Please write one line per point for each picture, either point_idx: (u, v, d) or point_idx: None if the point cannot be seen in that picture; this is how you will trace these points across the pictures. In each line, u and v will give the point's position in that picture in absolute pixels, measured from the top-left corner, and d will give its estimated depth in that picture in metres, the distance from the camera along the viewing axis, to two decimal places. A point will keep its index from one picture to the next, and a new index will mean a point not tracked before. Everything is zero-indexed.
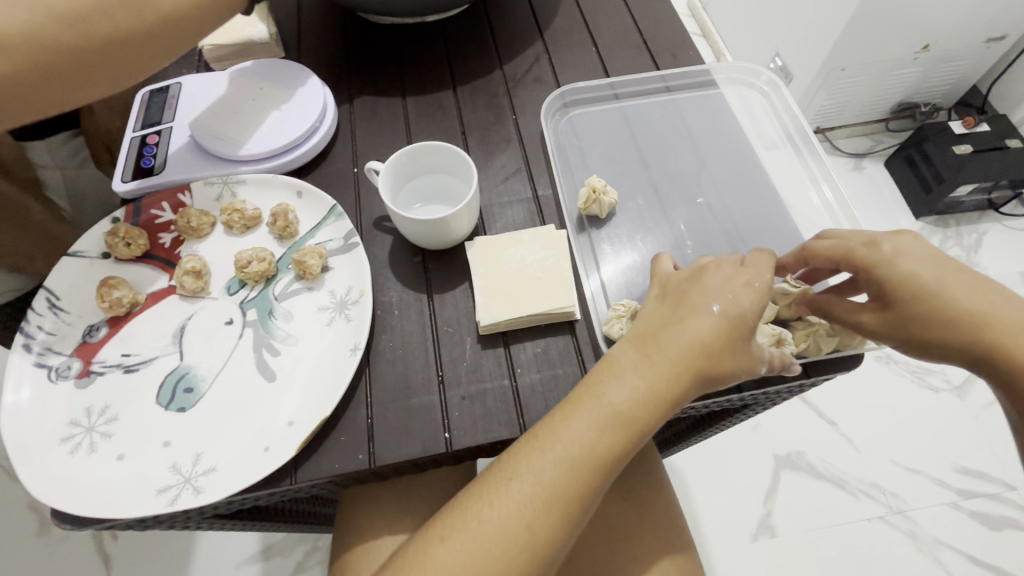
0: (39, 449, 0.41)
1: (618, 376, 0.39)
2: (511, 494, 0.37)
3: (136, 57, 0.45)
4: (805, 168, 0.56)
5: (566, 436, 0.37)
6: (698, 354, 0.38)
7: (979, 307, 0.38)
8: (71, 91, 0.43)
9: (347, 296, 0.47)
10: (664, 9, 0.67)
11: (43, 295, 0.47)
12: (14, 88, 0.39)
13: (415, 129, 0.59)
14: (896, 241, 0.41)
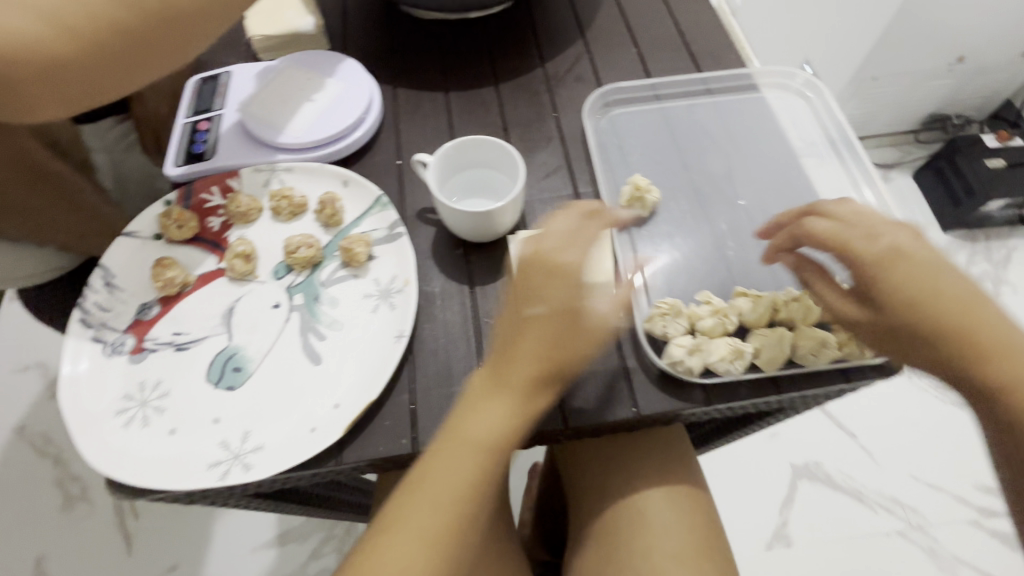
0: (96, 420, 0.42)
1: (481, 398, 0.38)
2: (463, 458, 0.37)
3: (195, 39, 0.44)
4: (846, 171, 0.56)
5: (460, 458, 0.37)
6: (543, 363, 0.37)
7: (975, 311, 0.38)
8: (137, 74, 0.42)
9: (391, 285, 0.48)
10: (706, 12, 0.67)
11: (99, 272, 0.48)
12: (88, 77, 0.38)
13: (457, 123, 0.60)
14: (896, 237, 0.40)
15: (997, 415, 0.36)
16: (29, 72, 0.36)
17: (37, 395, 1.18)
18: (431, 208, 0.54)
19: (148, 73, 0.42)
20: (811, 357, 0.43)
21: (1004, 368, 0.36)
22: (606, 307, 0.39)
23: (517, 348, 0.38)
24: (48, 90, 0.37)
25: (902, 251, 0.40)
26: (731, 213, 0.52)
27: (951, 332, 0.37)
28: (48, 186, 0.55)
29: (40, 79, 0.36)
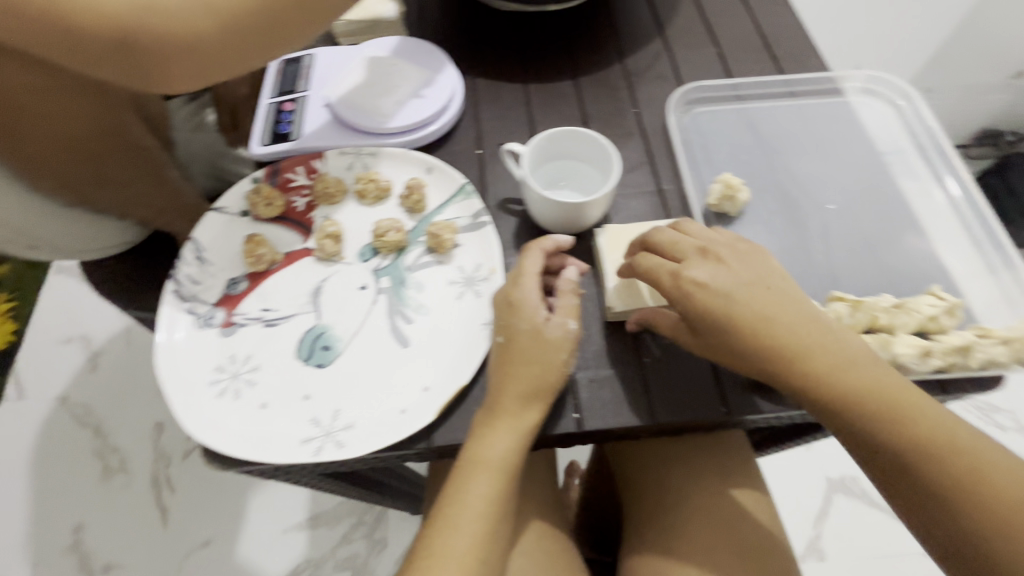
0: (191, 389, 0.43)
1: (495, 401, 0.41)
2: (483, 478, 0.40)
3: (312, 26, 0.45)
4: (928, 168, 0.56)
5: (490, 455, 0.40)
6: (526, 368, 0.41)
7: (772, 334, 0.40)
8: (257, 53, 0.44)
9: (476, 273, 0.49)
10: (788, 14, 0.66)
11: (190, 245, 0.49)
12: (213, 50, 0.41)
13: (537, 115, 0.60)
14: (698, 268, 0.42)
15: (858, 432, 0.39)
16: (155, 48, 0.39)
17: (78, 366, 1.16)
18: (513, 198, 0.54)
19: (261, 57, 0.44)
20: (913, 366, 0.41)
21: (836, 389, 0.39)
22: (559, 338, 0.42)
23: (507, 383, 0.41)
24: (171, 66, 0.40)
25: (704, 284, 0.41)
26: (821, 215, 0.53)
27: (781, 357, 0.39)
28: (138, 158, 0.57)
29: (164, 56, 0.39)
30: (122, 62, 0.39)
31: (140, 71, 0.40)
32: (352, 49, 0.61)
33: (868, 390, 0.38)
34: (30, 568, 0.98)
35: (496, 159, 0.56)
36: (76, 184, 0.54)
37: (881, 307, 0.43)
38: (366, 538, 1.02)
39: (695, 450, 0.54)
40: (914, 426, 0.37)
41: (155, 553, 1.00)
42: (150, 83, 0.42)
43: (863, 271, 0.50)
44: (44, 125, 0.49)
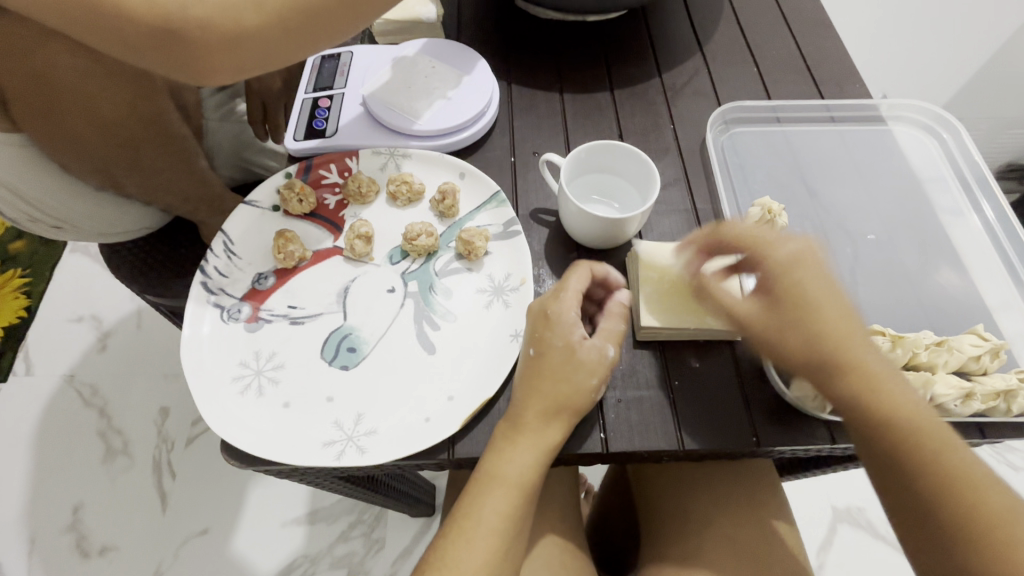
0: (215, 384, 0.43)
1: (522, 416, 0.40)
2: (498, 495, 0.39)
3: (359, 19, 0.44)
4: (957, 196, 0.55)
5: (509, 469, 0.39)
6: (555, 386, 0.40)
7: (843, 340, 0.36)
8: (303, 46, 0.43)
9: (505, 283, 0.48)
10: (831, 37, 0.65)
11: (220, 238, 0.49)
12: (260, 44, 0.41)
13: (572, 125, 0.59)
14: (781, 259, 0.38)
15: (899, 454, 0.35)
16: (197, 42, 0.39)
17: (88, 346, 1.16)
18: (545, 208, 0.53)
19: (300, 54, 0.44)
20: (953, 407, 0.40)
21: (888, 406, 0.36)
22: (591, 356, 0.41)
23: (533, 395, 0.40)
24: (211, 60, 0.40)
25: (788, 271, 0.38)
26: (860, 244, 0.52)
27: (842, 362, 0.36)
28: (171, 146, 0.57)
29: (206, 50, 0.39)
30: (165, 54, 0.39)
31: (182, 64, 0.40)
32: (389, 48, 0.61)
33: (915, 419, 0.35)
34: (27, 546, 0.98)
35: (529, 168, 0.56)
36: (107, 166, 0.56)
37: (923, 344, 0.42)
38: (364, 536, 1.01)
39: (721, 478, 0.54)
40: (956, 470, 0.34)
41: (153, 539, 0.99)
42: (191, 76, 0.42)
43: (900, 303, 0.49)
44: (82, 108, 0.50)
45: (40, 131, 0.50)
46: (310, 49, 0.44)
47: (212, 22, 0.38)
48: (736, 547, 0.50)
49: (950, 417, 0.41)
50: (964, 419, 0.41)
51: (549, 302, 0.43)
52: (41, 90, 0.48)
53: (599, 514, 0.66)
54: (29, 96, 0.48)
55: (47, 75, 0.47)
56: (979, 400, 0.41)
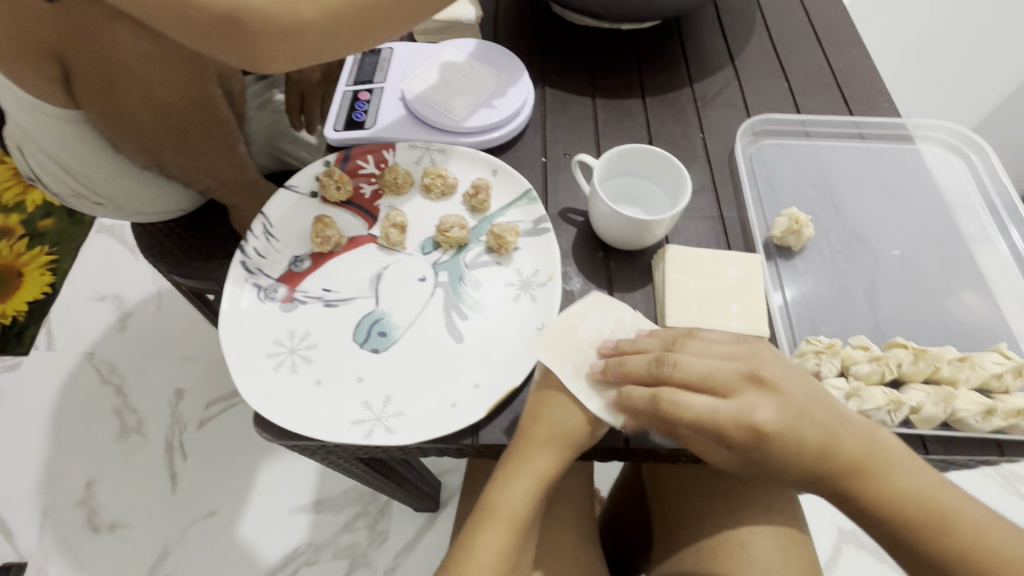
0: (251, 358, 0.44)
1: (523, 454, 0.41)
2: (500, 527, 0.41)
3: (408, 20, 0.47)
4: (983, 220, 0.56)
5: (508, 501, 0.41)
6: (552, 429, 0.41)
7: (840, 452, 0.37)
8: (353, 41, 0.46)
9: (534, 278, 0.49)
10: (862, 56, 0.66)
11: (260, 220, 0.51)
12: (315, 36, 0.43)
13: (604, 130, 0.60)
14: (714, 361, 0.39)
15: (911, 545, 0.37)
16: (257, 30, 0.40)
17: (109, 325, 1.19)
18: (574, 208, 0.54)
19: (347, 49, 0.46)
20: (973, 423, 0.41)
21: (897, 500, 0.36)
22: (582, 409, 0.41)
23: (532, 426, 0.41)
24: (267, 49, 0.42)
25: (748, 380, 0.38)
26: (885, 260, 0.52)
27: (844, 472, 0.37)
28: (215, 131, 0.60)
29: (264, 39, 0.41)
30: (224, 41, 0.41)
31: (240, 52, 0.42)
32: (428, 47, 0.63)
33: (926, 502, 0.36)
34: (40, 517, 1.00)
35: (560, 169, 0.57)
36: (155, 147, 0.58)
37: (946, 358, 0.43)
38: (368, 528, 1.02)
39: (740, 485, 0.54)
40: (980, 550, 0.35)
41: (162, 518, 1.01)
42: (245, 63, 0.43)
43: (921, 320, 0.49)
44: (139, 89, 0.52)
45: (98, 109, 0.54)
46: (357, 46, 0.46)
47: (273, 14, 0.40)
48: (755, 556, 0.50)
49: (969, 432, 0.41)
50: (982, 436, 0.42)
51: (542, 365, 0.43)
52: (104, 68, 0.50)
53: (613, 512, 0.67)
54: (90, 75, 0.51)
55: (110, 57, 0.50)
56: (1001, 417, 0.41)
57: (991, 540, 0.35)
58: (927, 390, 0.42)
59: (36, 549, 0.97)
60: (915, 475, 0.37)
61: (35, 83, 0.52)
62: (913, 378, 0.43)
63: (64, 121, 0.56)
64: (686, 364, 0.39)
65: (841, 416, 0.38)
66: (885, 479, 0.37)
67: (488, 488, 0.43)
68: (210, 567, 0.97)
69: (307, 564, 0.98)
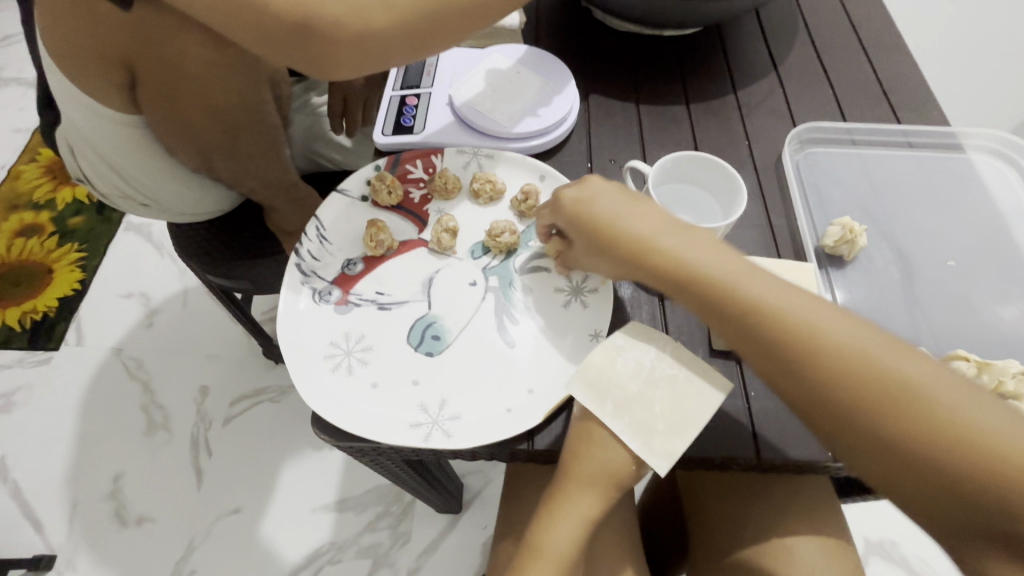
0: (308, 361, 0.45)
1: (569, 495, 0.42)
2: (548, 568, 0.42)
3: (470, 29, 0.47)
4: None
5: (555, 541, 0.42)
6: (598, 473, 0.40)
7: (773, 326, 0.37)
8: (418, 51, 0.46)
9: (584, 284, 0.49)
10: (908, 64, 0.65)
11: (314, 223, 0.51)
12: (382, 44, 0.43)
13: (649, 136, 0.60)
14: (677, 238, 0.42)
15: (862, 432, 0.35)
16: (325, 38, 0.41)
17: (139, 321, 1.20)
18: None
19: (407, 57, 0.46)
20: None
21: (843, 375, 0.35)
22: (626, 451, 0.40)
23: (574, 463, 0.41)
24: (334, 56, 0.43)
25: (689, 254, 0.41)
26: (938, 270, 0.52)
27: (773, 338, 0.37)
28: (264, 135, 0.61)
29: (332, 46, 0.42)
30: (292, 47, 0.42)
31: (310, 60, 0.43)
32: (474, 52, 0.63)
33: (868, 383, 0.35)
34: (70, 509, 1.02)
35: (607, 175, 0.57)
36: (207, 151, 0.60)
37: (1010, 373, 0.43)
38: (391, 528, 1.02)
39: (788, 493, 0.55)
40: (927, 429, 0.33)
41: (187, 513, 1.02)
42: (308, 69, 0.44)
43: (975, 332, 0.49)
44: (199, 94, 0.54)
45: (157, 113, 0.55)
46: (418, 54, 0.47)
47: (342, 22, 0.40)
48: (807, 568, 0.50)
49: None
50: None
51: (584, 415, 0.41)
52: (167, 73, 0.51)
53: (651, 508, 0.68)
54: (153, 80, 0.52)
55: (175, 63, 0.51)
56: None
57: (943, 421, 0.33)
58: None
59: (65, 542, 0.99)
60: (863, 358, 0.35)
61: (97, 86, 0.53)
62: None
63: (118, 125, 0.57)
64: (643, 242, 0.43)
65: (781, 287, 0.39)
66: (826, 359, 0.36)
67: (535, 523, 0.44)
68: (236, 563, 0.98)
69: (330, 563, 0.99)
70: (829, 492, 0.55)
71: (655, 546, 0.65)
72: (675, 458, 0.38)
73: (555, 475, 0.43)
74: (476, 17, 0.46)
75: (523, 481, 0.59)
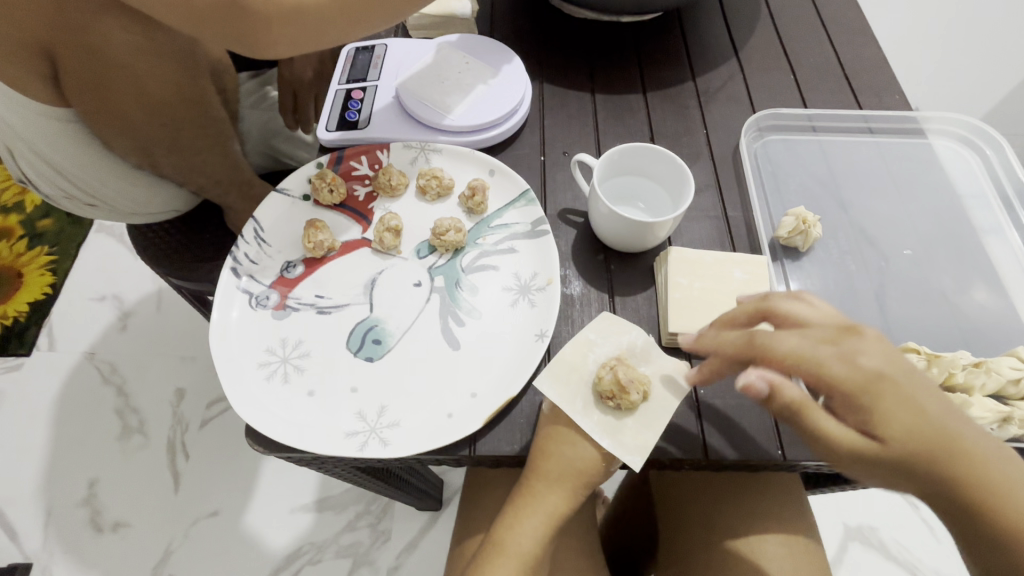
0: (242, 370, 0.43)
1: (539, 493, 0.41)
2: (508, 565, 0.41)
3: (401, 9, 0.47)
4: (999, 216, 0.54)
5: (520, 536, 0.41)
6: (566, 468, 0.40)
7: (965, 446, 0.32)
8: (351, 29, 0.46)
9: (532, 282, 0.48)
10: (871, 47, 0.64)
11: (251, 225, 0.50)
12: (314, 21, 0.43)
13: (604, 126, 0.58)
14: (858, 348, 0.33)
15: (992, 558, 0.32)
16: (258, 16, 0.41)
17: (109, 324, 1.18)
18: (574, 209, 0.53)
19: (348, 33, 0.46)
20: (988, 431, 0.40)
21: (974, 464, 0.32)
22: (595, 445, 0.40)
23: (541, 459, 0.40)
24: (274, 30, 0.42)
25: (858, 361, 0.33)
26: (896, 259, 0.51)
27: (935, 453, 0.32)
28: (209, 127, 0.59)
29: (266, 24, 0.42)
30: (226, 29, 0.42)
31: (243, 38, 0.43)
32: (423, 42, 0.61)
33: None
34: (43, 517, 1.00)
35: (559, 168, 0.55)
36: (148, 145, 0.57)
37: (961, 363, 0.42)
38: (370, 526, 1.01)
39: (745, 489, 0.54)
40: None
41: (164, 517, 1.00)
42: (248, 47, 0.44)
43: (934, 320, 0.48)
44: (133, 84, 0.52)
45: (88, 106, 0.53)
46: (360, 28, 0.46)
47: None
48: (762, 561, 0.51)
49: None
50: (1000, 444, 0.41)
51: (553, 415, 0.41)
52: (91, 61, 0.49)
53: (619, 508, 0.68)
54: (78, 70, 0.50)
55: (100, 52, 0.49)
56: (1019, 425, 0.40)
57: None
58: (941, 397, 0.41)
59: (40, 549, 0.97)
60: None
61: (22, 80, 0.51)
62: None
63: (51, 119, 0.55)
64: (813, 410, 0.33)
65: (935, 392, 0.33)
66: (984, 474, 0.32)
67: (499, 521, 0.43)
68: (213, 565, 0.97)
69: (309, 564, 0.97)
70: (789, 486, 0.54)
71: (624, 544, 0.65)
72: (647, 451, 0.38)
73: (522, 471, 0.41)
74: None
75: (482, 482, 0.58)
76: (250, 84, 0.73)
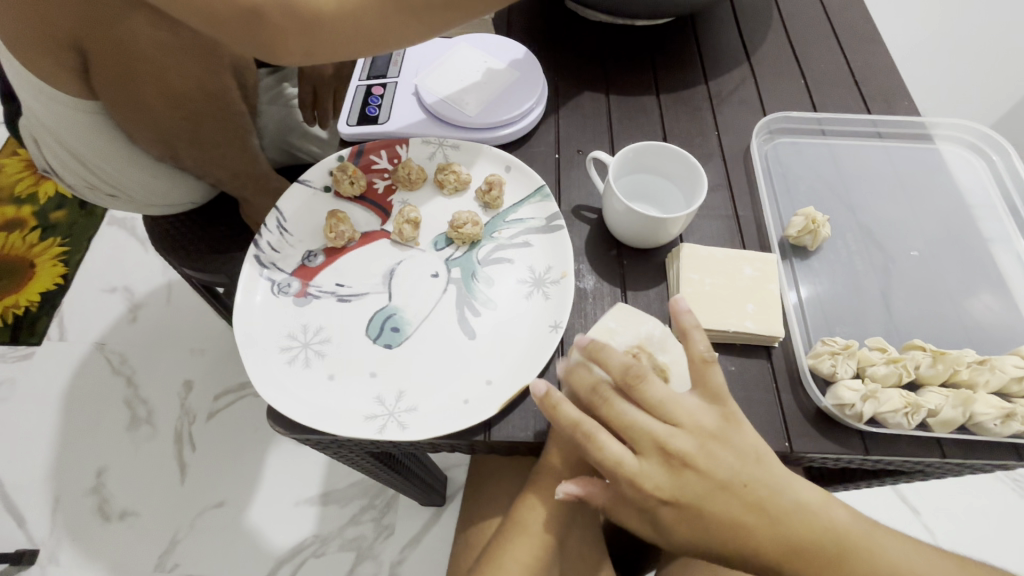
0: (267, 354, 0.44)
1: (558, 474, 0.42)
2: (526, 544, 0.42)
3: (421, 34, 0.48)
4: (1005, 221, 0.55)
5: (539, 516, 0.42)
6: None
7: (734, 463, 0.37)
8: (370, 48, 0.47)
9: (546, 275, 0.49)
10: (881, 54, 0.65)
11: (274, 215, 0.51)
12: (332, 36, 0.45)
13: (618, 127, 0.59)
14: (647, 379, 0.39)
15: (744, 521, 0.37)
16: (277, 24, 0.43)
17: (120, 315, 1.19)
18: (587, 205, 0.54)
19: (368, 50, 0.47)
20: (992, 427, 0.41)
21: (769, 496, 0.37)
22: None
23: (559, 441, 0.41)
24: (293, 38, 0.44)
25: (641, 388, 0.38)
26: (903, 260, 0.52)
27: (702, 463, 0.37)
28: (230, 122, 0.61)
29: (286, 33, 0.44)
30: (252, 32, 0.44)
31: (264, 45, 0.45)
32: (442, 41, 0.62)
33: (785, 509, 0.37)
34: (52, 505, 1.01)
35: (574, 165, 0.57)
36: (170, 138, 0.58)
37: (965, 361, 0.43)
38: (373, 521, 1.02)
39: None
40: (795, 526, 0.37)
41: (170, 507, 1.01)
42: (269, 53, 0.46)
43: (939, 320, 0.49)
44: (156, 77, 0.53)
45: (114, 100, 0.54)
46: (384, 44, 0.47)
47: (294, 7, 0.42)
48: None
49: (989, 436, 0.42)
50: (1001, 439, 0.42)
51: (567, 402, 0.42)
52: (121, 57, 0.51)
53: None
54: (108, 65, 0.52)
55: (129, 47, 0.51)
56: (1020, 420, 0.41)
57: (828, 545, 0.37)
58: (945, 393, 0.42)
59: (48, 536, 0.98)
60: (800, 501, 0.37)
61: (53, 74, 0.53)
62: (930, 381, 0.43)
63: (77, 111, 0.56)
64: (651, 388, 0.38)
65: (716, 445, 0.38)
66: (804, 526, 0.37)
67: (517, 503, 0.44)
68: (218, 556, 0.98)
69: (313, 557, 0.98)
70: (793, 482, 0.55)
71: None
72: None
73: (539, 453, 0.43)
74: (449, 9, 0.46)
75: (491, 473, 0.59)
76: (265, 79, 0.73)
